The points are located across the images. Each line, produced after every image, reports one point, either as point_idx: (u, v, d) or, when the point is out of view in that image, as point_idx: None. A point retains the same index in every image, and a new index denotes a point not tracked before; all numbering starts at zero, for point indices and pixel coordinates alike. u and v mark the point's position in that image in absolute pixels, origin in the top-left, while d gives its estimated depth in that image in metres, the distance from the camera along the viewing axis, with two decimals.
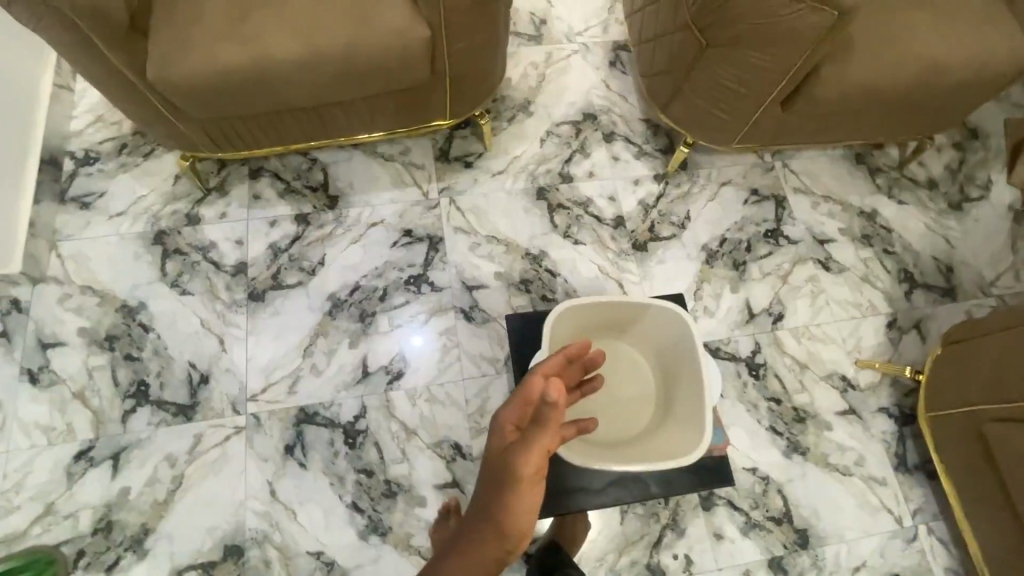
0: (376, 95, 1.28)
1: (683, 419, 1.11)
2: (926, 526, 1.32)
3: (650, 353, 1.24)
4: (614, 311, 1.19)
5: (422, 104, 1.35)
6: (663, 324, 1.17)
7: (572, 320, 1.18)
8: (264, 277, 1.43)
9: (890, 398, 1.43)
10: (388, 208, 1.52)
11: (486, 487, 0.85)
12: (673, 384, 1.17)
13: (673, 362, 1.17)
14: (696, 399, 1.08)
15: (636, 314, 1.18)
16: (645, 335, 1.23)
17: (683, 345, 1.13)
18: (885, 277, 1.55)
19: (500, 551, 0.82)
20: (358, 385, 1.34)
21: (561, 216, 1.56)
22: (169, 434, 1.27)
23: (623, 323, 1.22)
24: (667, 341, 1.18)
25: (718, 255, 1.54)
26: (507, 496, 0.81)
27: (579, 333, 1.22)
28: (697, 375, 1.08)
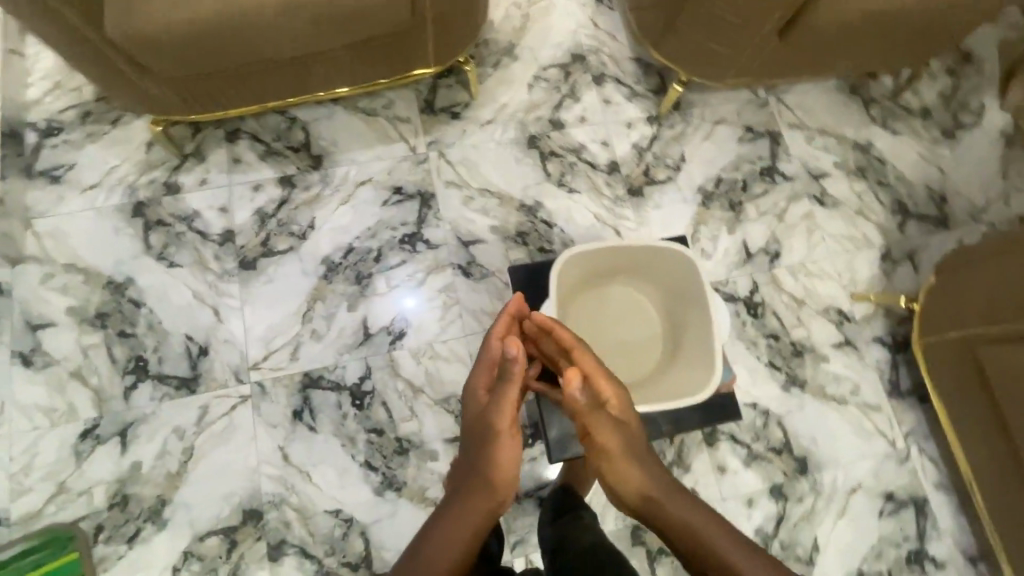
0: (357, 44, 1.21)
1: (692, 360, 1.13)
2: (918, 446, 1.38)
3: (655, 296, 1.24)
4: (617, 255, 1.18)
5: (405, 52, 1.28)
6: (669, 266, 1.17)
7: (576, 267, 1.17)
8: (253, 244, 1.38)
9: (884, 328, 1.46)
10: (376, 166, 1.47)
11: (469, 449, 0.91)
12: (681, 325, 1.18)
13: (678, 302, 1.18)
14: (706, 340, 1.10)
15: (641, 257, 1.18)
16: (650, 279, 1.22)
17: (691, 285, 1.13)
18: (879, 209, 1.56)
19: (490, 502, 0.84)
20: (360, 347, 1.33)
21: (554, 164, 1.52)
22: (173, 408, 1.26)
23: (627, 267, 1.21)
24: (674, 282, 1.18)
25: (714, 197, 1.53)
26: (490, 444, 0.87)
27: (582, 280, 1.21)
28: (706, 315, 1.09)
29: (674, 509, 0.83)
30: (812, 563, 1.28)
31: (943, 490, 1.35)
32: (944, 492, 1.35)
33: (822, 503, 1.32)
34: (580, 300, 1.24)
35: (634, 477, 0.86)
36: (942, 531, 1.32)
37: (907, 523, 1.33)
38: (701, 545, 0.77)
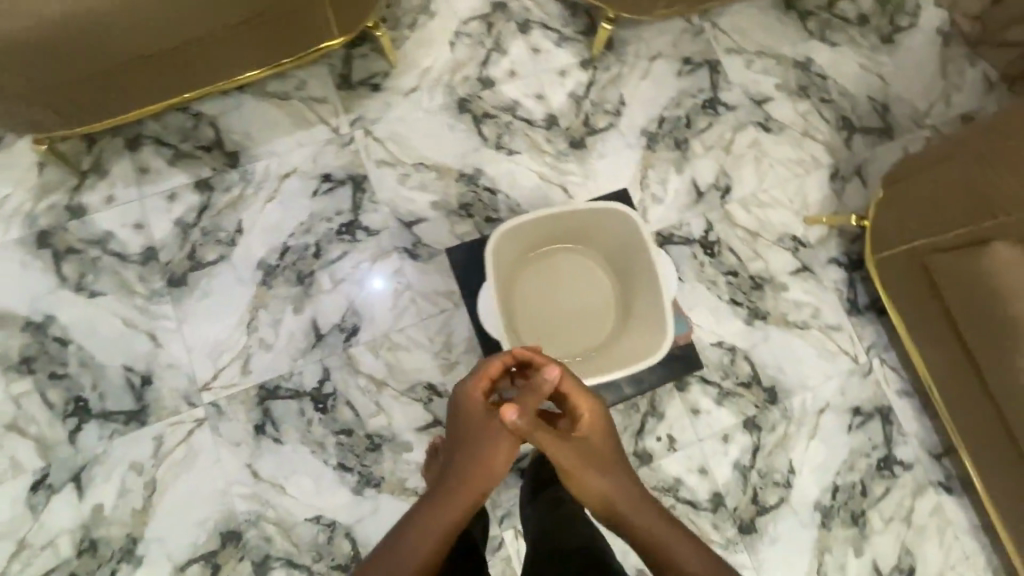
0: (242, 25, 1.09)
1: (645, 323, 1.14)
2: (880, 359, 1.41)
3: (602, 260, 1.22)
4: (560, 220, 1.16)
5: (300, 25, 1.15)
6: (614, 227, 1.16)
7: (516, 237, 1.14)
8: (179, 259, 1.28)
9: (839, 248, 1.46)
10: (298, 154, 1.36)
11: (461, 448, 0.92)
12: (631, 287, 1.18)
13: (626, 263, 1.18)
14: (657, 302, 1.10)
15: (585, 221, 1.16)
16: (596, 243, 1.21)
17: (637, 247, 1.13)
18: (825, 128, 1.53)
19: (476, 498, 0.87)
20: (314, 350, 1.27)
21: (489, 126, 1.43)
22: (126, 444, 1.20)
23: (570, 232, 1.18)
24: (620, 244, 1.17)
25: (658, 138, 1.47)
26: (489, 446, 0.89)
27: (523, 250, 1.18)
28: (654, 277, 1.10)
29: (639, 518, 0.84)
30: (790, 486, 1.32)
31: (906, 397, 1.40)
32: (907, 398, 1.40)
33: (794, 428, 1.35)
34: (525, 271, 1.21)
35: (595, 487, 0.88)
36: (907, 435, 1.38)
37: (875, 433, 1.37)
38: (664, 551, 0.78)
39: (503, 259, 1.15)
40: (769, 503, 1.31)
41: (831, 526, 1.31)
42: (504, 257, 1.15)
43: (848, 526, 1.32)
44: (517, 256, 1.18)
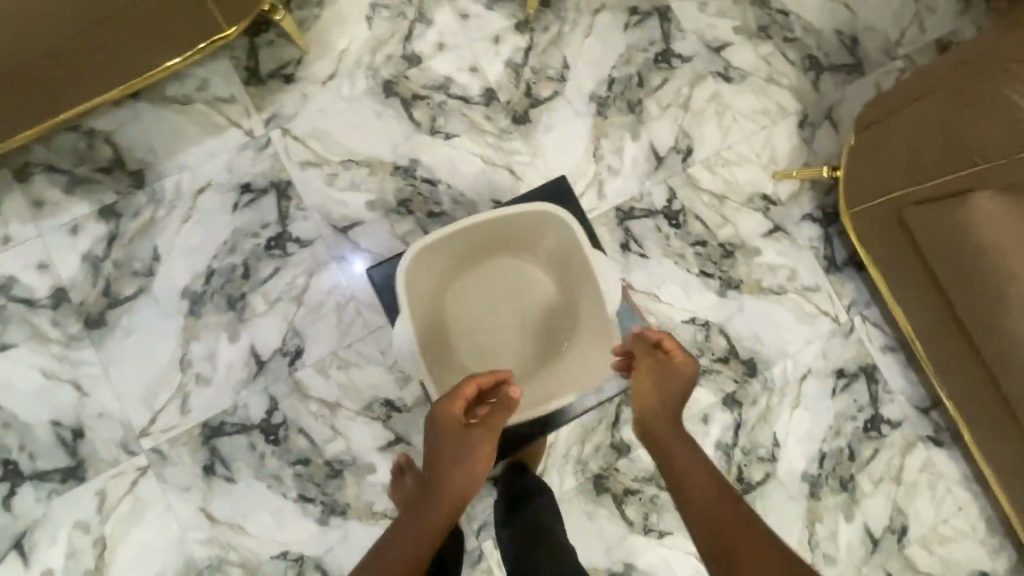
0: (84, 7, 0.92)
1: (593, 337, 1.08)
2: (862, 316, 1.33)
3: (545, 262, 1.13)
4: (497, 226, 1.05)
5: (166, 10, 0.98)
6: (555, 231, 1.05)
7: (443, 247, 1.04)
8: (94, 297, 1.17)
9: (813, 202, 1.35)
10: (210, 165, 1.22)
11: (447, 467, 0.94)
12: (576, 295, 1.10)
13: (571, 273, 1.09)
14: (603, 318, 1.03)
15: (522, 225, 1.06)
16: (537, 245, 1.11)
17: (580, 254, 1.04)
18: (790, 71, 1.39)
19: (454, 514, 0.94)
20: (258, 379, 1.18)
21: (420, 109, 1.29)
22: (68, 502, 1.12)
23: (508, 236, 1.09)
24: (563, 249, 1.08)
25: (609, 102, 1.33)
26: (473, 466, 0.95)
27: (454, 258, 1.09)
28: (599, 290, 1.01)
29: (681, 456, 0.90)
30: (775, 460, 1.27)
31: (890, 353, 1.33)
32: (891, 354, 1.33)
33: (777, 399, 1.29)
34: (459, 277, 1.13)
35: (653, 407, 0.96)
36: (894, 393, 1.32)
37: (860, 395, 1.31)
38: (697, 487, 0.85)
39: (430, 269, 1.06)
40: (755, 480, 1.26)
41: (820, 495, 1.27)
42: (431, 267, 1.06)
43: (837, 493, 1.27)
44: (448, 263, 1.10)
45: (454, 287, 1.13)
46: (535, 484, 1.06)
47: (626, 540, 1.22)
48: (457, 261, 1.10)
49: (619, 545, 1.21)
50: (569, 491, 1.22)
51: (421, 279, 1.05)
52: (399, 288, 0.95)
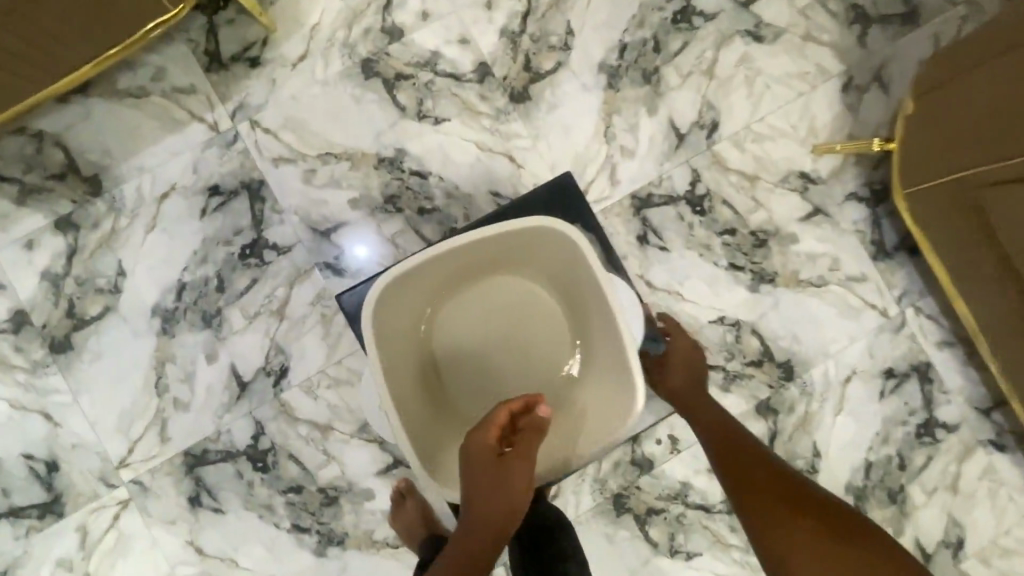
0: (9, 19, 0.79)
1: (607, 367, 0.93)
2: (914, 308, 1.18)
3: (549, 281, 0.99)
4: (490, 243, 0.91)
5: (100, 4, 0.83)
6: (557, 246, 0.91)
7: (425, 271, 0.91)
8: (58, 319, 1.06)
9: (858, 179, 1.18)
10: (173, 166, 1.09)
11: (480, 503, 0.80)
12: (586, 318, 0.96)
13: (577, 294, 0.95)
14: (618, 348, 0.88)
15: (517, 241, 0.91)
16: (539, 263, 0.97)
17: (587, 273, 0.89)
18: (831, 25, 1.20)
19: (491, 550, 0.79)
20: (241, 402, 1.08)
21: (405, 91, 1.13)
22: (46, 540, 1.04)
23: (500, 253, 0.94)
24: (568, 267, 0.93)
25: (621, 72, 1.16)
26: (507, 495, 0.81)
27: (439, 280, 0.95)
28: (612, 315, 0.87)
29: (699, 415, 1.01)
30: (816, 472, 1.14)
31: (947, 348, 1.18)
32: (949, 349, 1.18)
33: (817, 404, 1.15)
34: (449, 302, 0.99)
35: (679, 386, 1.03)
36: (950, 393, 1.17)
37: (912, 396, 1.17)
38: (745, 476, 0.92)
39: (413, 296, 0.93)
40: None
41: (867, 509, 1.14)
42: (414, 293, 0.93)
43: (885, 505, 1.14)
44: (436, 288, 0.97)
45: (445, 314, 1.00)
46: (555, 516, 0.93)
47: (651, 564, 1.10)
48: (447, 284, 0.97)
49: (642, 569, 1.10)
50: (586, 512, 1.10)
51: (402, 309, 0.93)
52: (366, 326, 0.82)
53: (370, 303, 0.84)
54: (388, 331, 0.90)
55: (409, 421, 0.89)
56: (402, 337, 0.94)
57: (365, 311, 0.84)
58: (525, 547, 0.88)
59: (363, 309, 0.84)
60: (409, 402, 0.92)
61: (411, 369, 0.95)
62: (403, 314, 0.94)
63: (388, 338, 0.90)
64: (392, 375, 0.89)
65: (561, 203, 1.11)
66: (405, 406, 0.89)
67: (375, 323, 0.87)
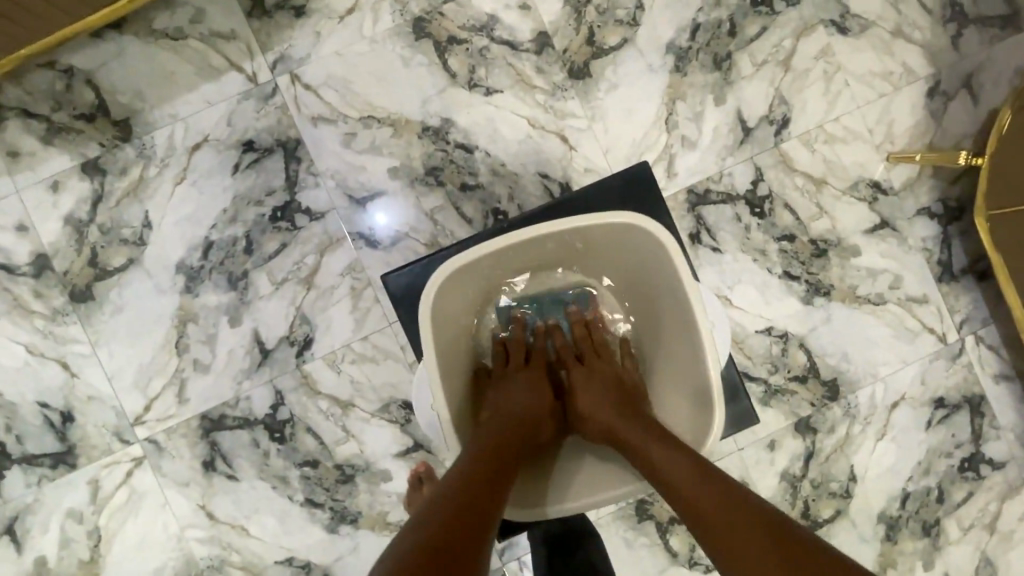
0: None
1: (679, 381, 0.87)
2: (974, 336, 1.11)
3: (617, 283, 0.94)
4: (558, 237, 0.86)
5: None
6: (633, 247, 0.86)
7: (491, 260, 0.86)
8: (80, 267, 1.02)
9: (931, 195, 1.10)
10: (206, 116, 1.03)
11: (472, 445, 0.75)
12: (657, 325, 0.90)
13: (650, 296, 0.90)
14: (695, 359, 0.82)
15: (591, 238, 0.86)
16: (609, 262, 0.92)
17: (665, 278, 0.84)
18: (924, 22, 1.10)
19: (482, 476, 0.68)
20: (262, 369, 1.04)
21: (457, 56, 1.05)
22: (58, 489, 1.02)
23: (566, 248, 0.89)
24: (643, 269, 0.88)
25: (691, 54, 1.07)
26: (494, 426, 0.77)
27: (498, 272, 0.90)
28: (691, 324, 0.81)
29: None
30: (850, 497, 1.09)
31: (1003, 381, 1.11)
32: (1005, 383, 1.11)
33: (859, 428, 1.09)
34: (509, 295, 0.94)
35: None
36: (1000, 428, 1.11)
37: (960, 429, 1.11)
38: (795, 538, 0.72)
39: (474, 285, 0.89)
40: (823, 518, 1.09)
41: (899, 539, 1.09)
42: (474, 283, 0.88)
43: (918, 537, 1.10)
44: (495, 279, 0.92)
45: (502, 307, 0.94)
46: (585, 525, 0.95)
47: (668, 573, 1.07)
48: (508, 276, 0.92)
49: None
50: (607, 515, 1.06)
51: (461, 298, 0.88)
52: (424, 317, 0.78)
53: (432, 289, 0.79)
54: (446, 320, 0.85)
55: (461, 415, 0.84)
56: (457, 328, 0.89)
57: (427, 292, 0.79)
58: (552, 559, 0.90)
59: (425, 292, 0.79)
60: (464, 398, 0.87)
61: (463, 362, 0.90)
62: (461, 303, 0.88)
63: (445, 326, 0.85)
64: (449, 367, 0.85)
65: (632, 195, 1.04)
66: (457, 400, 0.84)
67: (436, 310, 0.82)
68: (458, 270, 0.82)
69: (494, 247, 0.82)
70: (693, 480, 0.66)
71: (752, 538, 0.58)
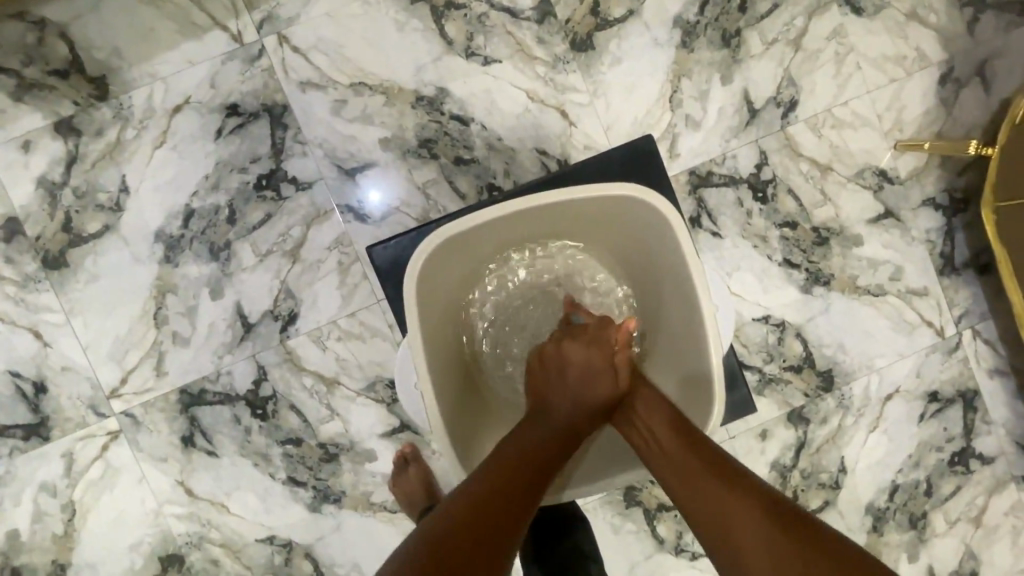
0: None
1: (679, 365, 0.84)
2: (972, 330, 1.09)
3: (619, 258, 0.91)
4: (558, 209, 0.82)
5: None
6: (635, 222, 0.82)
7: (484, 232, 0.82)
8: (54, 232, 0.98)
9: (938, 185, 1.08)
10: (188, 77, 0.98)
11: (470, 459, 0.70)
12: (659, 307, 0.87)
13: (652, 275, 0.87)
14: (696, 342, 0.79)
15: (593, 211, 0.83)
16: (610, 237, 0.89)
17: (668, 258, 0.81)
18: (940, 5, 1.06)
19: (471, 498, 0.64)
20: (244, 344, 1.00)
21: (454, 22, 1.00)
22: (32, 461, 0.99)
23: (566, 220, 0.85)
24: (645, 245, 0.85)
25: (699, 30, 1.03)
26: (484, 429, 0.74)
27: (492, 245, 0.87)
28: (694, 306, 0.77)
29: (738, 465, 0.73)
30: (838, 488, 1.08)
31: (997, 377, 1.10)
32: (999, 378, 1.10)
33: (852, 419, 1.08)
34: (504, 271, 0.91)
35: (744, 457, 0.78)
36: (992, 423, 1.11)
37: (952, 423, 1.10)
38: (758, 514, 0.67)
39: (466, 257, 0.85)
40: (811, 508, 1.08)
41: (884, 530, 1.09)
42: (466, 255, 0.85)
43: (905, 530, 1.09)
44: (489, 252, 0.88)
45: (496, 282, 0.91)
46: (568, 506, 0.94)
47: (654, 560, 1.06)
48: (502, 249, 0.89)
49: (644, 563, 1.06)
50: (593, 501, 1.05)
51: (451, 272, 0.84)
52: (408, 292, 0.74)
53: (418, 262, 0.76)
54: (433, 297, 0.82)
55: (447, 402, 0.80)
56: (445, 305, 0.86)
57: (414, 264, 0.75)
58: (537, 544, 0.88)
59: (411, 265, 0.75)
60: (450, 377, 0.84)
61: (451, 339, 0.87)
62: (450, 277, 0.85)
63: (433, 301, 0.82)
64: (436, 345, 0.81)
65: (637, 167, 1.01)
66: (444, 386, 0.80)
67: (423, 284, 0.78)
68: (449, 242, 0.79)
69: (489, 217, 0.78)
70: (700, 475, 0.65)
71: (771, 545, 0.58)
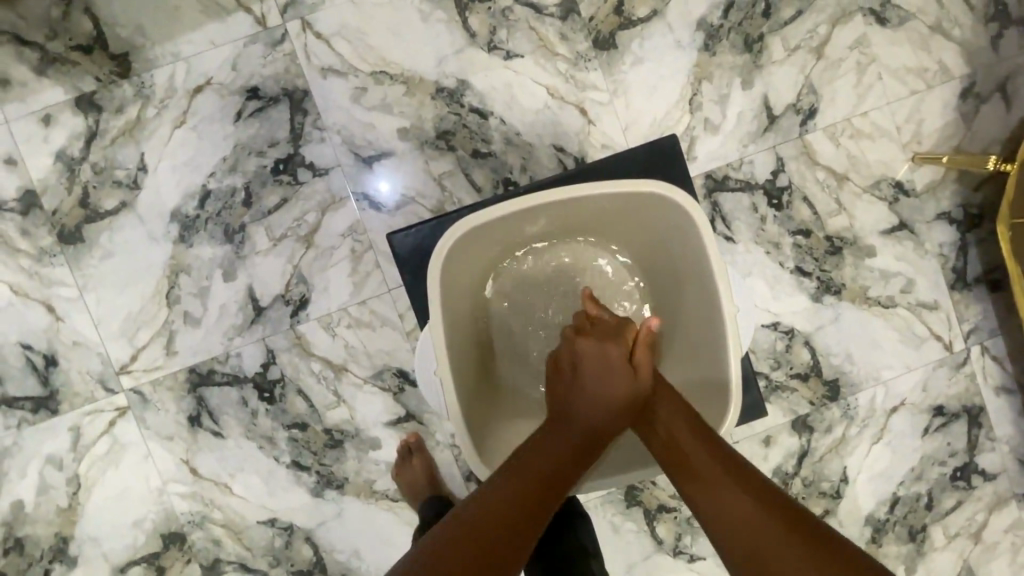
0: None
1: (697, 366, 0.85)
2: (980, 346, 1.09)
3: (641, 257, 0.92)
4: (583, 204, 0.82)
5: None
6: (658, 219, 0.83)
7: (507, 224, 0.83)
8: (71, 207, 0.98)
9: (953, 199, 1.08)
10: (210, 58, 0.98)
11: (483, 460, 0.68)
12: (678, 308, 0.88)
13: (673, 275, 0.87)
14: (716, 343, 0.80)
15: (617, 207, 0.83)
16: (631, 233, 0.89)
17: (691, 258, 0.81)
18: (965, 19, 1.06)
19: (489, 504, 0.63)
20: (253, 328, 1.01)
21: (479, 15, 1.00)
22: (39, 433, 1.00)
23: (592, 215, 0.85)
24: (668, 243, 0.85)
25: (723, 33, 1.03)
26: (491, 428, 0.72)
27: (515, 238, 0.87)
28: (715, 307, 0.78)
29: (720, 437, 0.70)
30: (839, 497, 1.08)
31: (1004, 394, 1.10)
32: (1005, 395, 1.10)
33: (856, 429, 1.08)
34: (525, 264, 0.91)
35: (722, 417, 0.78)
36: (997, 441, 1.11)
37: (956, 438, 1.10)
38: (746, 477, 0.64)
39: (488, 248, 0.86)
40: None
41: (883, 542, 1.09)
42: (488, 246, 0.85)
43: (903, 542, 1.09)
44: (510, 246, 0.89)
45: (516, 275, 0.91)
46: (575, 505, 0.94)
47: (652, 560, 1.06)
48: (525, 242, 0.89)
49: (643, 563, 1.06)
50: (594, 499, 1.05)
51: (473, 262, 0.85)
52: (432, 281, 0.75)
53: (443, 251, 0.76)
54: (456, 287, 0.83)
55: (464, 389, 0.81)
56: (465, 296, 0.86)
57: (438, 253, 0.76)
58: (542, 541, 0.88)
59: (436, 254, 0.76)
60: (467, 367, 0.85)
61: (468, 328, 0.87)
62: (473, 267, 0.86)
63: (453, 293, 0.82)
64: (456, 334, 0.82)
65: (658, 165, 1.02)
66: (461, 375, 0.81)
67: (446, 272, 0.78)
68: (473, 233, 0.79)
69: (515, 210, 0.79)
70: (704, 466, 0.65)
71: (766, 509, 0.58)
